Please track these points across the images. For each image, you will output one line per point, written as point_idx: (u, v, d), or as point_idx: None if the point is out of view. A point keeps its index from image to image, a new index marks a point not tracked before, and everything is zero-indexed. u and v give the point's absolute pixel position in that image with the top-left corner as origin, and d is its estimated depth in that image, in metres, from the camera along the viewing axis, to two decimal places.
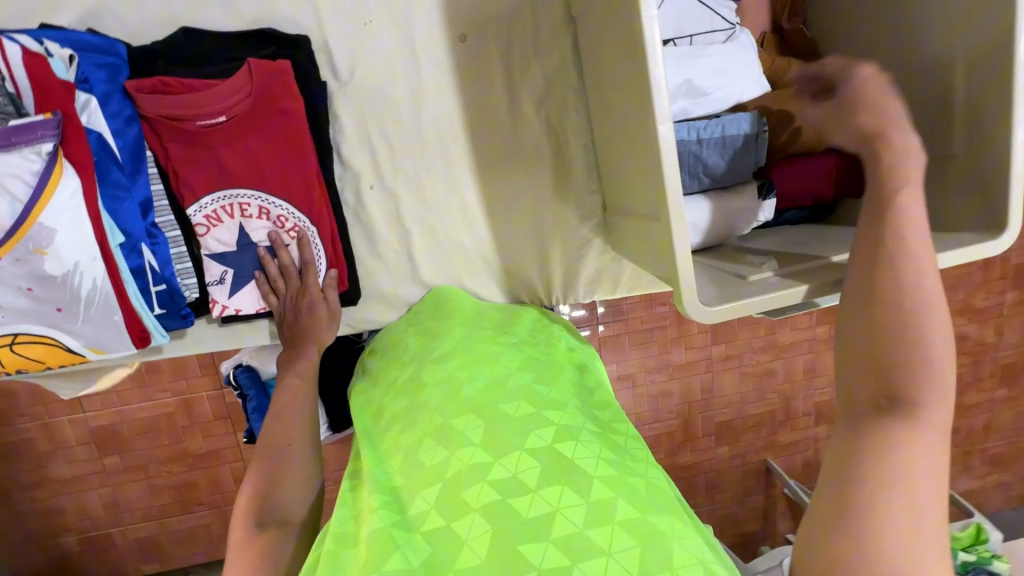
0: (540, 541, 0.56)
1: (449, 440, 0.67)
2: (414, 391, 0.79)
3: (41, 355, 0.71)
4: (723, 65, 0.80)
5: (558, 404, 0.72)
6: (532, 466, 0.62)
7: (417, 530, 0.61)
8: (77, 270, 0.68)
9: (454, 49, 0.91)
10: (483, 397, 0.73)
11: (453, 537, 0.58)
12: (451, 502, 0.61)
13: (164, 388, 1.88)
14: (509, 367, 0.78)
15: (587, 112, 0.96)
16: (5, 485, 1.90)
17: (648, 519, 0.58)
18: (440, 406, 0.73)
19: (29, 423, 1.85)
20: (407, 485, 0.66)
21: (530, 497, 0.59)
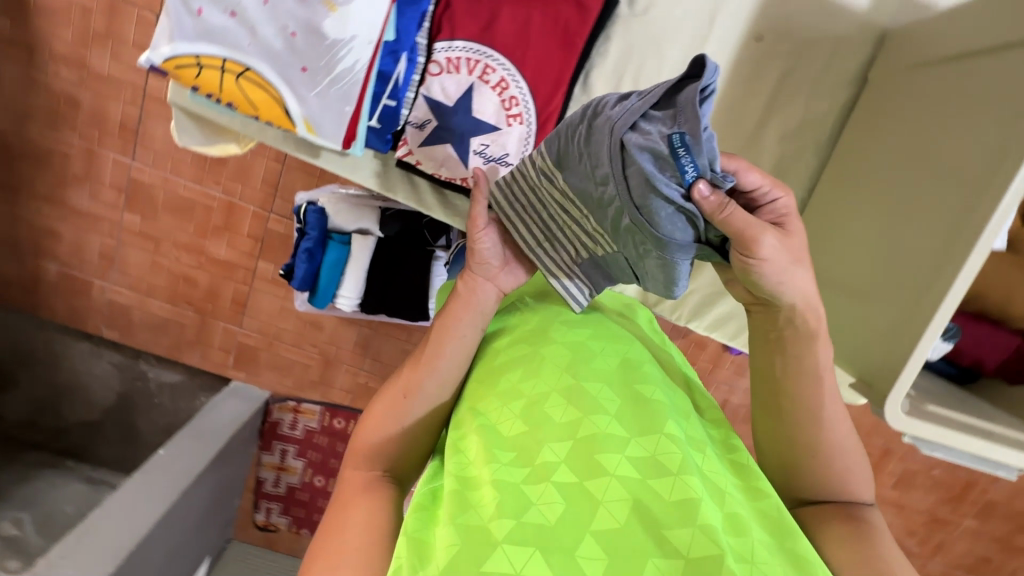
0: (686, 527, 0.56)
1: (583, 401, 0.68)
2: (542, 338, 0.78)
3: (258, 101, 0.66)
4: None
5: (684, 409, 0.73)
6: (671, 451, 0.63)
7: (549, 480, 0.60)
8: (349, 44, 0.64)
9: (747, 43, 0.88)
10: (616, 374, 0.73)
11: (589, 496, 0.59)
12: (585, 462, 0.61)
13: (218, 181, 1.80)
14: (638, 356, 0.78)
15: (819, 170, 0.94)
16: (21, 183, 1.81)
17: (787, 544, 0.59)
18: (572, 361, 0.74)
19: (75, 140, 1.76)
20: (533, 433, 0.66)
21: (673, 481, 0.60)
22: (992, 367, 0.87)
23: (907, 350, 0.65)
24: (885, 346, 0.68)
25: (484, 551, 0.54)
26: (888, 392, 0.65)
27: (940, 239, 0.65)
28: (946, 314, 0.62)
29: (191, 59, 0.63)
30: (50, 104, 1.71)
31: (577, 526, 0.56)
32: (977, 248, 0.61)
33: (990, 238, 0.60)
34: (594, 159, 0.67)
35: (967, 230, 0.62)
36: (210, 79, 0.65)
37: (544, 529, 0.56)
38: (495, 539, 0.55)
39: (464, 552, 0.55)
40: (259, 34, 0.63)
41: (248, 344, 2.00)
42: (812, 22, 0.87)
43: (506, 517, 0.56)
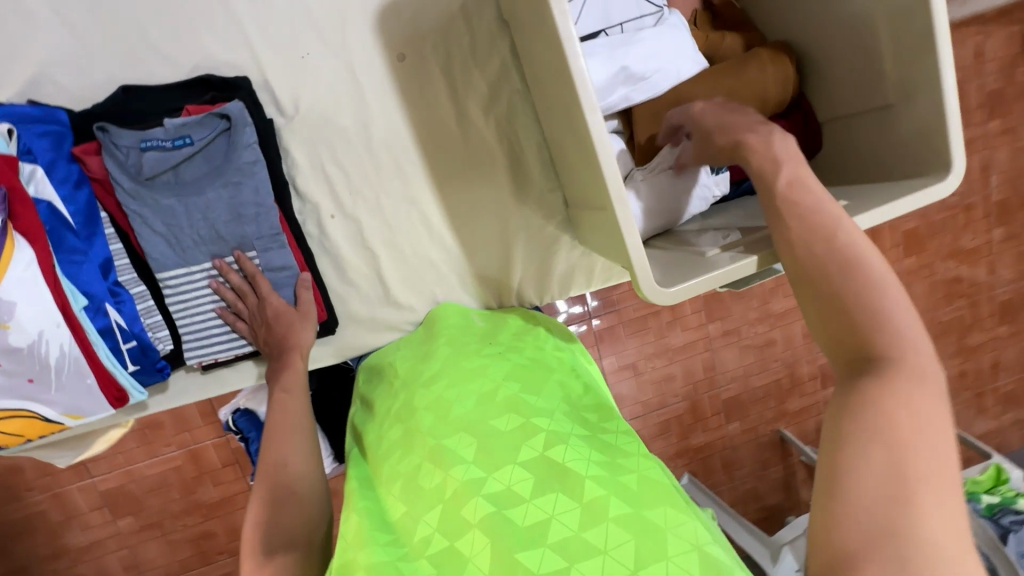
0: (535, 549, 0.58)
1: (443, 460, 0.68)
2: (407, 418, 0.78)
3: (18, 428, 0.72)
4: (644, 47, 0.81)
5: (546, 411, 0.73)
6: (524, 478, 0.64)
7: (425, 556, 0.62)
8: (42, 339, 0.68)
9: (395, 68, 0.92)
10: (474, 413, 0.73)
11: (457, 555, 0.60)
12: (452, 522, 0.63)
13: (168, 443, 1.87)
14: (498, 377, 0.79)
15: (535, 111, 0.96)
16: (26, 560, 1.90)
17: (643, 513, 0.59)
18: (434, 427, 0.74)
19: (39, 496, 1.85)
20: (410, 512, 0.67)
21: (526, 507, 0.61)
22: None
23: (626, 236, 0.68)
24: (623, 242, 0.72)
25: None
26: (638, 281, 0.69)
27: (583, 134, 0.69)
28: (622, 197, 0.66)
29: None
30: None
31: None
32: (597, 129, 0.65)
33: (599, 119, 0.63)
34: (137, 166, 0.79)
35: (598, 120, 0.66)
36: None
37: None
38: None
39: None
40: None
41: None
42: (427, 16, 0.91)
43: None
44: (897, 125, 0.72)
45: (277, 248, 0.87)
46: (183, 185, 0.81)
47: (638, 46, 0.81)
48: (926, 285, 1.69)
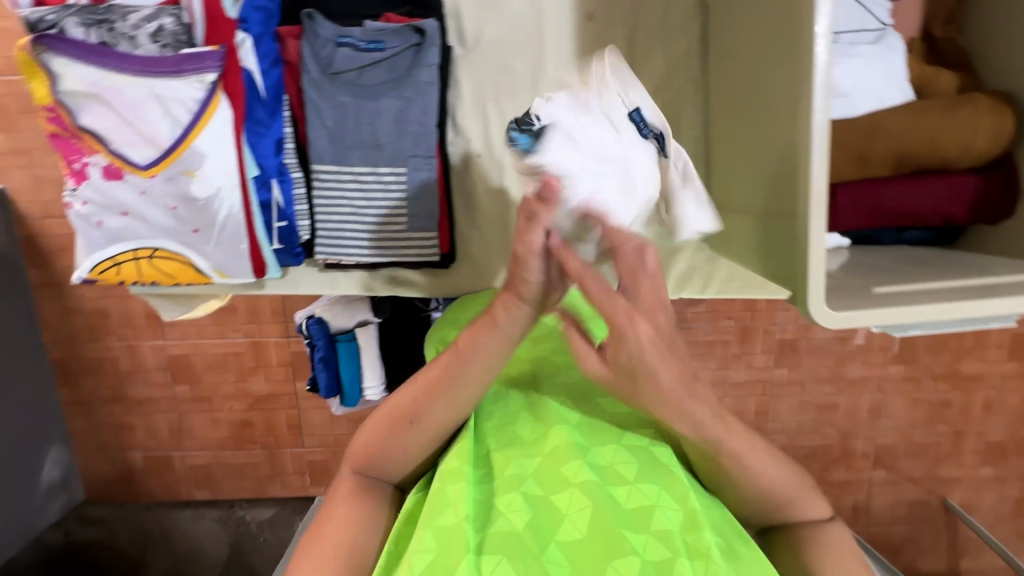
0: (640, 532, 0.61)
1: (548, 417, 0.71)
2: (505, 368, 0.82)
3: (172, 270, 0.77)
4: (859, 70, 0.79)
5: (649, 410, 0.76)
6: (629, 461, 0.67)
7: (517, 489, 0.64)
8: (219, 196, 0.73)
9: (581, 26, 0.91)
10: (580, 388, 0.77)
11: (553, 508, 0.62)
12: (552, 475, 0.65)
13: (236, 329, 1.99)
14: (603, 360, 0.82)
15: (706, 103, 0.94)
16: (89, 396, 2.07)
17: (734, 542, 0.64)
18: (536, 386, 0.77)
19: (116, 343, 2.01)
20: (503, 451, 0.69)
21: (630, 489, 0.64)
22: (961, 216, 0.81)
23: (805, 243, 0.61)
24: (791, 254, 0.65)
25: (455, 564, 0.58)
26: (807, 292, 0.62)
27: (790, 127, 0.62)
28: (822, 204, 0.59)
29: (110, 261, 0.75)
30: (87, 322, 1.98)
31: (541, 535, 0.61)
32: (819, 125, 0.58)
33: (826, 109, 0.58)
34: (326, 59, 0.82)
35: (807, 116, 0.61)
36: (130, 270, 0.76)
37: (513, 538, 0.60)
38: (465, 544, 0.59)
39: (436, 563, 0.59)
40: (150, 219, 0.73)
41: (316, 459, 2.13)
42: None
43: None
44: None
45: (425, 172, 0.88)
46: (360, 88, 0.84)
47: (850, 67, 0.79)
48: (1020, 396, 1.59)
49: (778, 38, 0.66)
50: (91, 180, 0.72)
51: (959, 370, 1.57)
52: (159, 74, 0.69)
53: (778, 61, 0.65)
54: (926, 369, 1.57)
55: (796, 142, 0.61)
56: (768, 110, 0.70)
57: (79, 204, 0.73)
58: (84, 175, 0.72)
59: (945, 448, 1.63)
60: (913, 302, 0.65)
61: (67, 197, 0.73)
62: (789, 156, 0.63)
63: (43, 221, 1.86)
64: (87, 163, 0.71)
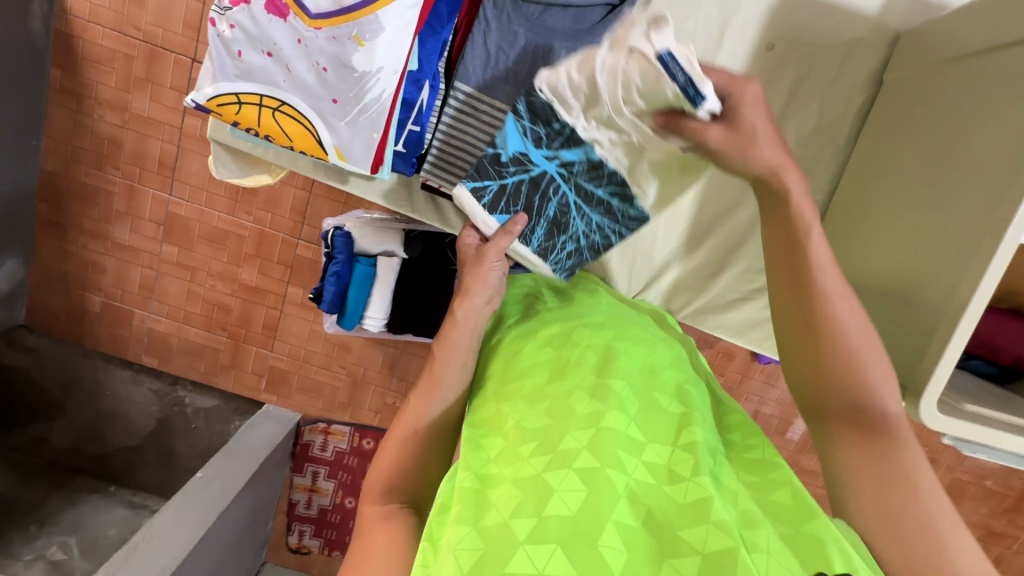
0: (699, 524, 0.54)
1: (604, 396, 0.67)
2: (558, 347, 0.78)
3: (293, 133, 0.72)
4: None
5: (704, 416, 0.72)
6: (687, 459, 0.62)
7: (569, 467, 0.58)
8: (376, 75, 0.67)
9: (758, 53, 0.90)
10: (638, 374, 0.72)
11: (606, 484, 0.57)
12: (606, 452, 0.60)
13: (248, 211, 1.89)
14: (663, 359, 0.78)
15: (840, 173, 0.94)
16: (67, 221, 1.93)
17: (801, 529, 0.56)
18: (595, 365, 0.72)
19: (117, 178, 1.87)
20: (556, 426, 0.65)
21: (686, 484, 0.59)
22: None
23: (937, 352, 0.64)
24: (917, 350, 0.67)
25: (507, 554, 0.51)
26: (923, 388, 0.64)
27: (970, 236, 0.65)
28: (976, 314, 0.61)
29: (233, 97, 0.69)
30: (95, 145, 1.84)
31: (596, 515, 0.54)
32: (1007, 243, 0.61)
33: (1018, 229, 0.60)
34: None
35: (994, 228, 0.62)
36: (250, 114, 0.70)
37: (566, 522, 0.53)
38: (517, 539, 0.52)
39: (486, 556, 0.52)
40: (293, 70, 0.68)
41: (280, 367, 2.06)
42: (821, 31, 0.88)
43: (525, 517, 0.54)
44: None
45: None
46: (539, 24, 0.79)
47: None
48: None
49: (1005, 150, 0.65)
50: (251, 6, 0.65)
51: None
52: None
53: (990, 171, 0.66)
54: None
55: (972, 254, 0.64)
56: (943, 208, 0.72)
57: (224, 26, 0.66)
58: None
59: None
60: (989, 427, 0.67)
61: (212, 12, 0.66)
62: (970, 265, 0.64)
63: (88, 25, 1.70)
64: None
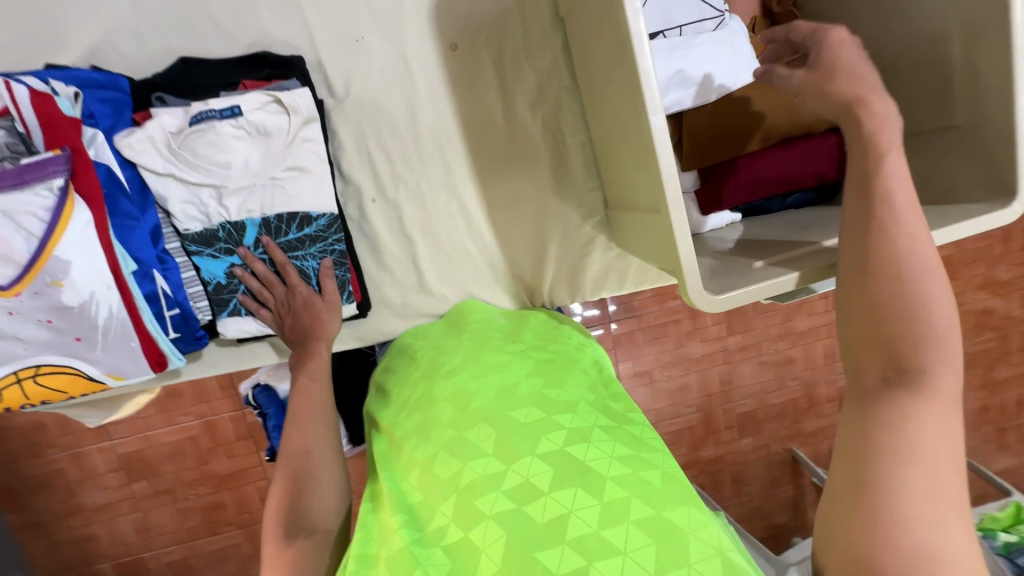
0: (553, 545, 0.56)
1: (464, 451, 0.67)
2: (425, 406, 0.77)
3: (62, 385, 0.73)
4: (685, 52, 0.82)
5: (570, 408, 0.71)
6: (543, 470, 0.62)
7: (439, 544, 0.61)
8: (93, 299, 0.70)
9: (445, 57, 0.92)
10: (496, 404, 0.72)
11: (470, 546, 0.59)
12: (467, 513, 0.61)
13: (186, 412, 1.91)
14: (523, 371, 0.77)
15: (582, 110, 0.96)
16: (40, 516, 1.95)
17: (664, 515, 0.58)
18: (455, 419, 0.72)
19: (60, 454, 1.90)
20: (428, 500, 0.66)
21: (544, 501, 0.59)
22: (834, 172, 0.85)
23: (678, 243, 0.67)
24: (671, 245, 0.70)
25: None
26: (688, 280, 0.67)
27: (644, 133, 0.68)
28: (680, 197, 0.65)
29: None
30: (24, 439, 1.87)
31: None
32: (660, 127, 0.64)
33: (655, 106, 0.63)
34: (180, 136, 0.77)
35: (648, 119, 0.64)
36: (14, 394, 0.72)
37: None
38: None
39: None
40: (24, 337, 0.70)
41: None
42: (483, 8, 0.91)
43: None
44: (956, 149, 0.72)
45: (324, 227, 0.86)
46: (226, 159, 0.79)
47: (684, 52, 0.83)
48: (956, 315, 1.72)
49: (619, 47, 0.68)
50: None
51: None
52: None
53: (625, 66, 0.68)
54: None
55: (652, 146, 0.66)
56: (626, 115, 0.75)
57: None
58: None
59: None
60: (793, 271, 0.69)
61: None
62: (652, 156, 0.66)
63: None
64: None
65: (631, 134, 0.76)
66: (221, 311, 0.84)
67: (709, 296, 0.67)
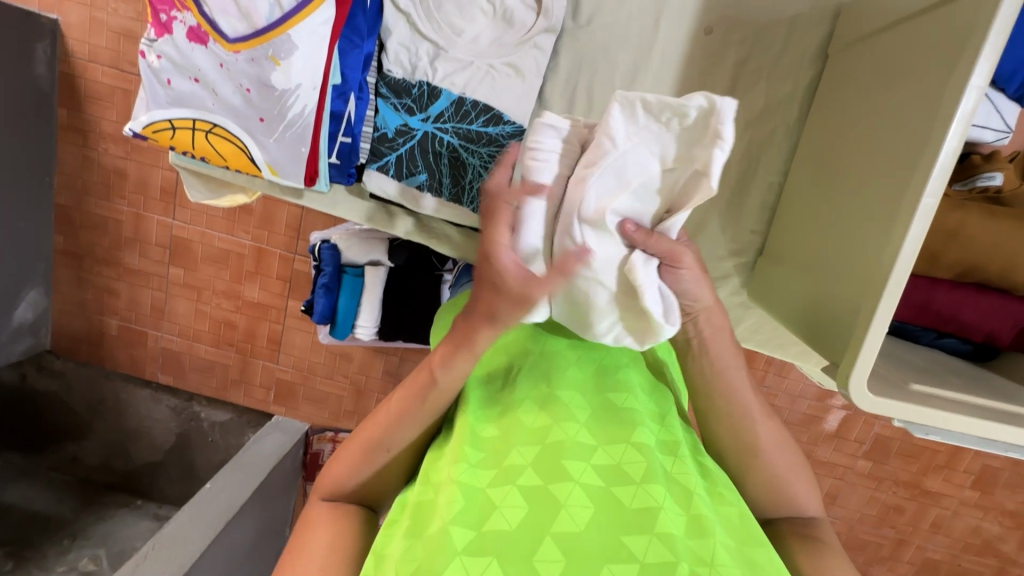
0: (642, 534, 0.58)
1: (555, 410, 0.69)
2: (518, 352, 0.79)
3: (226, 153, 0.75)
4: (611, 237, 0.65)
5: (660, 415, 0.74)
6: (637, 460, 0.65)
7: (514, 483, 0.62)
8: (296, 92, 0.70)
9: (695, 39, 0.89)
10: (590, 383, 0.75)
11: (552, 500, 0.61)
12: (551, 466, 0.63)
13: (246, 230, 1.96)
14: (623, 355, 0.80)
15: (791, 154, 0.92)
16: (82, 250, 2.04)
17: (750, 550, 0.61)
18: (548, 372, 0.75)
19: (125, 207, 1.97)
20: (506, 439, 0.68)
21: (636, 489, 0.62)
22: (1005, 340, 0.81)
23: (863, 329, 0.64)
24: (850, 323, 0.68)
25: (443, 561, 0.55)
26: (853, 369, 0.64)
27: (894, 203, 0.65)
28: (899, 284, 0.62)
29: (167, 123, 0.72)
30: (103, 178, 1.94)
31: (537, 530, 0.58)
32: (925, 210, 0.61)
33: (939, 181, 0.60)
34: None
35: (916, 185, 0.61)
36: (184, 138, 0.74)
37: (504, 535, 0.58)
38: (454, 547, 0.57)
39: (422, 567, 0.56)
40: (219, 94, 0.71)
41: (286, 379, 2.12)
42: (758, 9, 0.87)
43: (466, 529, 0.58)
44: None
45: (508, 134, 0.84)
46: (463, 29, 0.80)
47: (613, 171, 0.66)
48: (971, 525, 1.65)
49: (908, 117, 0.67)
50: (173, 37, 0.68)
51: (921, 483, 1.62)
52: None
53: (916, 137, 0.65)
54: (892, 473, 1.62)
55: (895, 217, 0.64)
56: (882, 178, 0.69)
57: (153, 56, 0.69)
58: (168, 30, 0.68)
59: (886, 551, 1.70)
60: (951, 413, 0.65)
61: (143, 45, 0.70)
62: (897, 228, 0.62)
63: (88, 65, 1.81)
64: (174, 17, 0.68)
65: (852, 207, 0.74)
66: (372, 162, 0.84)
67: (866, 392, 0.63)
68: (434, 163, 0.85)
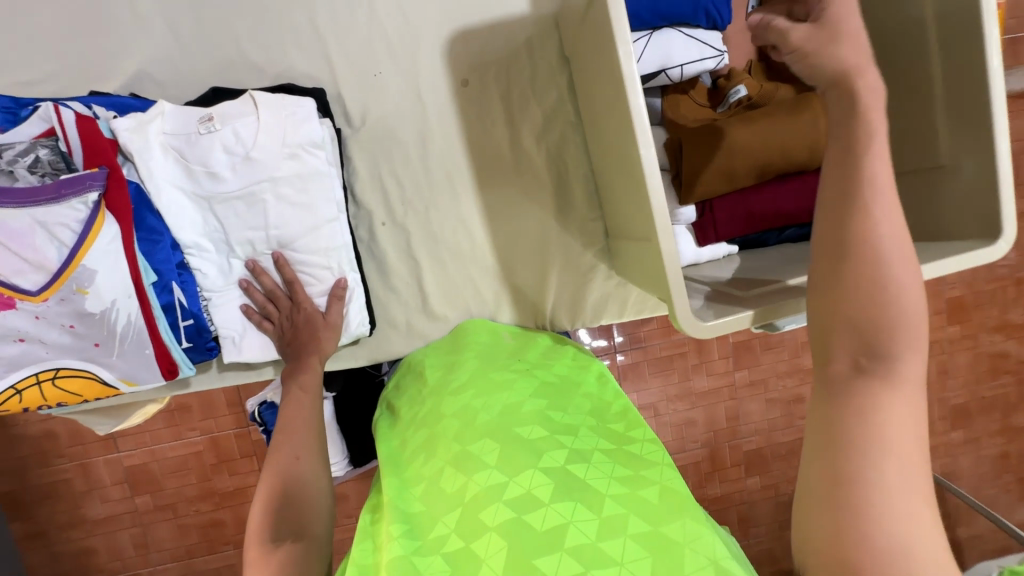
0: (552, 553, 0.55)
1: (466, 464, 0.67)
2: (432, 421, 0.78)
3: (80, 387, 0.80)
4: None
5: (571, 430, 0.72)
6: (545, 483, 0.62)
7: (438, 551, 0.60)
8: (114, 307, 0.77)
9: (457, 92, 0.98)
10: (499, 419, 0.72)
11: (471, 556, 0.57)
12: (469, 523, 0.60)
13: (192, 427, 1.93)
14: (524, 391, 0.78)
15: (586, 144, 1.01)
16: (43, 526, 1.96)
17: (662, 530, 0.58)
18: (458, 432, 0.72)
19: (68, 464, 1.92)
20: (429, 511, 0.66)
21: (546, 511, 0.59)
22: None
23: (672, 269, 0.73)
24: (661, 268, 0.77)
25: None
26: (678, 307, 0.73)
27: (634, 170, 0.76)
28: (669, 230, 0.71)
29: (9, 390, 0.76)
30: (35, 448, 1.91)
31: None
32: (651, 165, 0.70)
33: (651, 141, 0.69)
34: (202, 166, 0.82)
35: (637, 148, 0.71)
36: (33, 395, 0.78)
37: None
38: None
39: None
40: (46, 341, 0.76)
41: None
42: (491, 45, 0.97)
43: None
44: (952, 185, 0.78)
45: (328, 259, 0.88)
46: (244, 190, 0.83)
47: None
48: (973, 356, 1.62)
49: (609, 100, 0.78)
50: None
51: None
52: (39, 202, 0.72)
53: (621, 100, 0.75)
54: None
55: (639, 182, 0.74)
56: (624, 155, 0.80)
57: None
58: None
59: None
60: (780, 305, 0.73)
61: None
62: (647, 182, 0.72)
63: None
64: None
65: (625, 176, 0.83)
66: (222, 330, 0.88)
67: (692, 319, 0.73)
68: (274, 291, 0.87)
